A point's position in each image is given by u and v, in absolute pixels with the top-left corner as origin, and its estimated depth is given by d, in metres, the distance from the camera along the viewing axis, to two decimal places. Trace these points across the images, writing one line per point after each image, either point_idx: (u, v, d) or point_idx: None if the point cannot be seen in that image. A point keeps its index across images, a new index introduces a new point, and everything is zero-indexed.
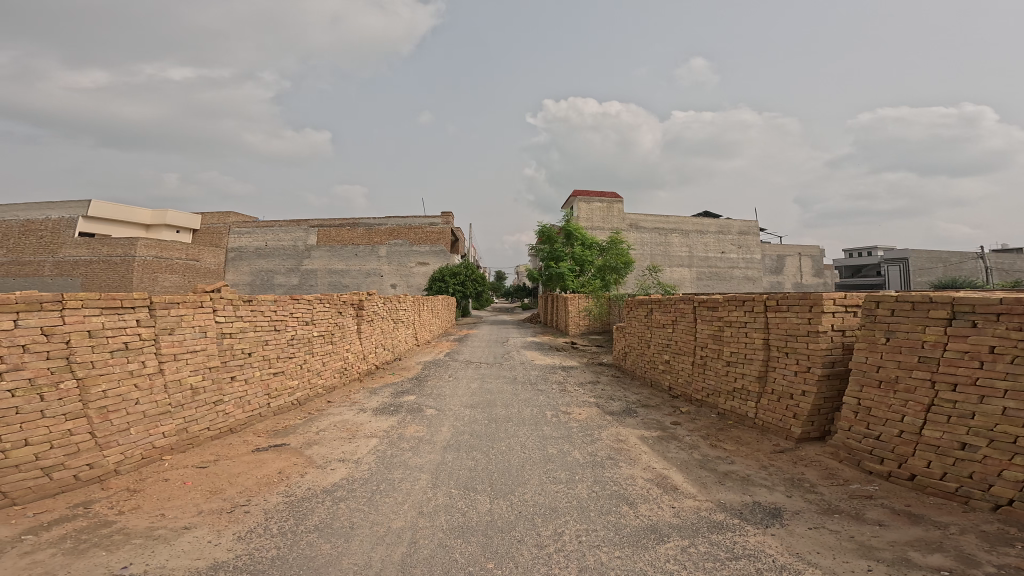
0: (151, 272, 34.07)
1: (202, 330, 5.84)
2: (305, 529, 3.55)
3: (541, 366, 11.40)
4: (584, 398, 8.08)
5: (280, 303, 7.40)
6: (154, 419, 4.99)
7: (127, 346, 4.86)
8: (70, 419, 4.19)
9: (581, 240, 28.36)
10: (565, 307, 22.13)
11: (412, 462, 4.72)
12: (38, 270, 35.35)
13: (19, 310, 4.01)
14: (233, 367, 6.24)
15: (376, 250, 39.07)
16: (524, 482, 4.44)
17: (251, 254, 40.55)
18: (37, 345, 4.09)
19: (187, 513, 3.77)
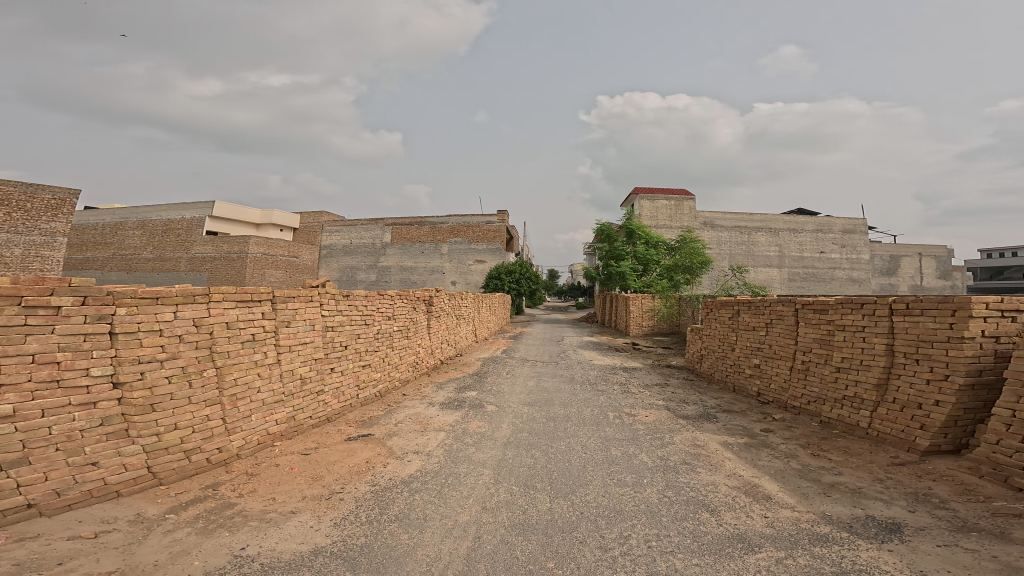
0: (261, 269, 36.29)
1: (312, 323, 6.17)
2: (388, 518, 3.69)
3: (604, 367, 11.25)
4: (649, 400, 7.92)
5: (370, 298, 7.66)
6: (270, 407, 5.34)
7: (255, 338, 5.26)
8: (208, 406, 4.60)
9: (643, 240, 27.81)
10: (625, 309, 21.86)
11: (474, 457, 4.75)
12: (176, 266, 38.55)
13: (178, 302, 4.47)
14: (333, 359, 6.54)
15: (440, 247, 39.90)
16: (586, 483, 4.41)
17: (340, 252, 42.28)
18: (190, 335, 4.54)
19: (293, 498, 3.98)
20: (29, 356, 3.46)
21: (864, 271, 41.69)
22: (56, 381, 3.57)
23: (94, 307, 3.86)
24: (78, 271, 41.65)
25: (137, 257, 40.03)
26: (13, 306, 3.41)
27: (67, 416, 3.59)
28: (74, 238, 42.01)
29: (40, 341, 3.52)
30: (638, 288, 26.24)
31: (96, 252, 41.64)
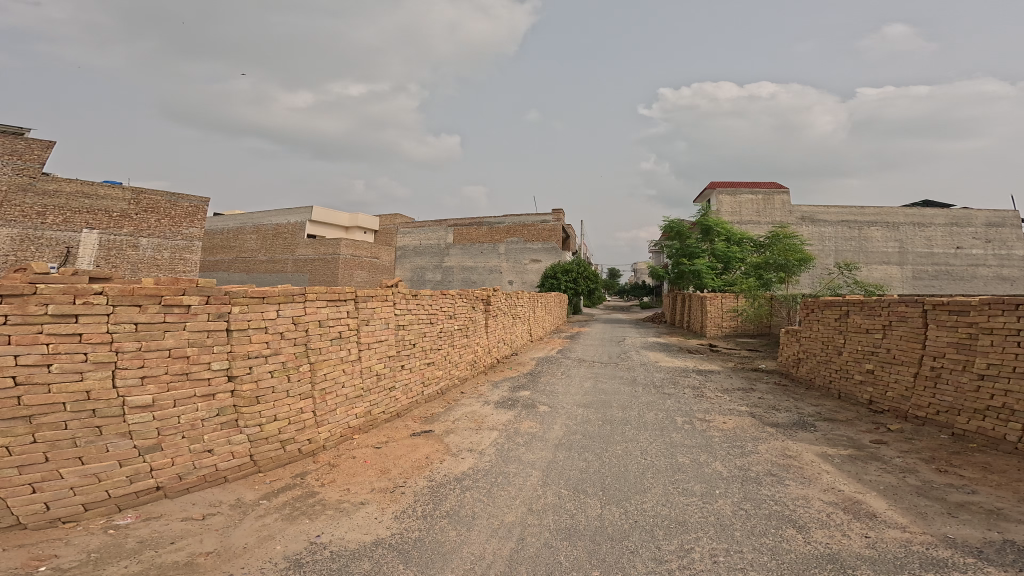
0: (349, 268, 39.50)
1: (386, 322, 6.45)
2: (438, 514, 3.76)
3: (671, 369, 10.73)
4: (722, 405, 7.42)
5: (435, 297, 7.90)
6: (352, 402, 5.65)
7: (341, 336, 5.59)
8: (302, 400, 4.95)
9: (724, 236, 26.40)
10: (700, 309, 20.80)
11: (524, 458, 4.73)
12: (283, 267, 42.47)
13: (280, 301, 4.84)
14: (404, 356, 6.82)
15: (497, 248, 40.42)
16: (641, 491, 4.20)
17: (411, 255, 43.62)
18: (290, 332, 4.91)
19: (363, 489, 4.17)
20: (164, 350, 3.91)
21: (1018, 270, 35.88)
22: (183, 374, 4.02)
23: (214, 305, 4.27)
24: (208, 274, 47.14)
25: (253, 258, 44.55)
26: (154, 306, 3.87)
27: (190, 407, 4.04)
28: (207, 240, 47.75)
29: (173, 337, 3.97)
30: (716, 287, 24.77)
31: (215, 256, 47.05)
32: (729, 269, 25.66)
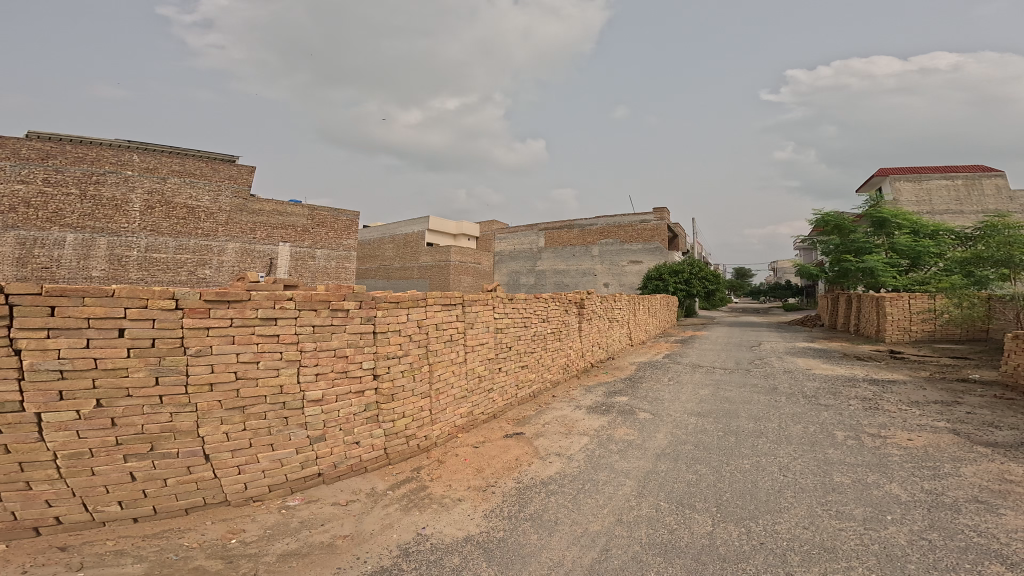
0: (456, 273, 42.10)
1: (487, 326, 6.60)
2: (522, 516, 3.73)
3: (831, 378, 9.08)
4: (886, 421, 6.00)
5: (529, 301, 7.82)
6: (457, 402, 5.86)
7: (453, 338, 5.90)
8: (422, 398, 5.30)
9: (907, 228, 22.10)
10: (874, 314, 17.51)
11: (617, 466, 4.46)
12: (410, 272, 45.60)
13: (409, 304, 5.25)
14: (501, 359, 6.87)
15: (590, 249, 39.06)
16: (777, 510, 3.60)
17: (509, 258, 44.71)
18: (416, 334, 5.31)
19: (461, 485, 4.29)
20: (331, 350, 4.50)
21: None
22: (341, 373, 4.55)
23: (366, 309, 4.77)
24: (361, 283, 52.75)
25: (389, 266, 48.09)
26: (325, 310, 4.45)
27: (344, 402, 4.57)
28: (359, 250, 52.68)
29: (337, 338, 4.54)
30: (897, 287, 20.77)
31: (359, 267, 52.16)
32: (918, 267, 21.41)
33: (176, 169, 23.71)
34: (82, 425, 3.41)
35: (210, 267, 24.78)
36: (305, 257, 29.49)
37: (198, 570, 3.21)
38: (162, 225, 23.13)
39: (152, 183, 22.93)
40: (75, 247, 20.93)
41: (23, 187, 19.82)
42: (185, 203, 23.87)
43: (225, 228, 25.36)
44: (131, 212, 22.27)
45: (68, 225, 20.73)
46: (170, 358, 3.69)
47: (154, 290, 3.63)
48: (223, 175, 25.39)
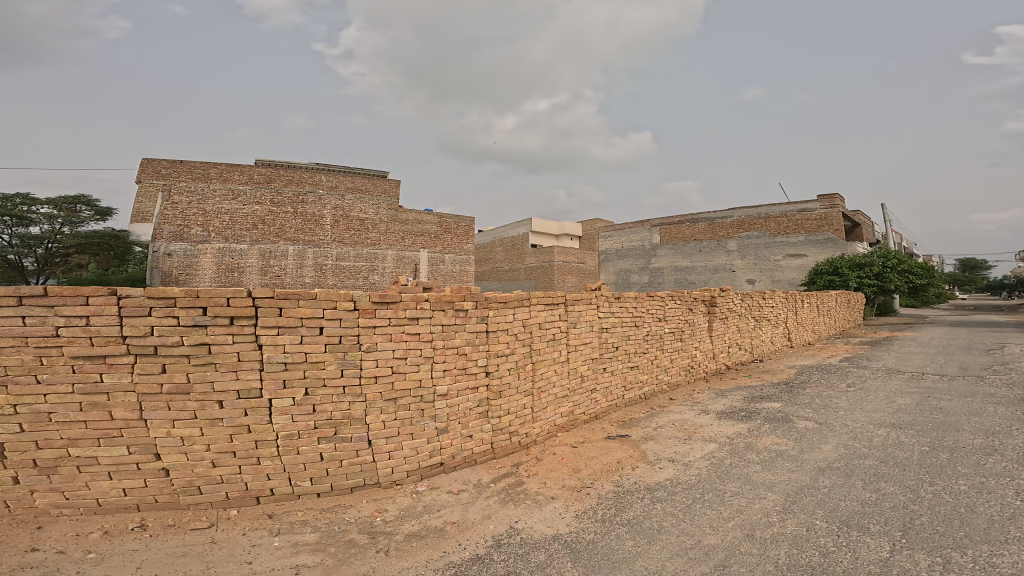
0: (563, 275, 34.75)
1: (591, 325, 6.20)
2: (619, 520, 3.67)
3: None
4: None
5: (641, 299, 6.96)
6: (558, 400, 5.73)
7: (555, 338, 5.76)
8: (524, 397, 5.35)
9: None
10: None
11: (756, 478, 4.04)
12: (512, 271, 39.27)
13: (514, 304, 5.34)
14: (606, 359, 6.38)
15: (725, 244, 28.15)
16: (998, 542, 2.72)
17: (615, 256, 35.03)
18: (522, 334, 5.38)
19: (554, 485, 4.26)
20: (455, 347, 4.88)
21: None
22: (460, 369, 4.88)
23: (480, 309, 5.05)
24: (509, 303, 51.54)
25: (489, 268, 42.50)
26: (450, 310, 4.86)
27: (462, 397, 4.89)
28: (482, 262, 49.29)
29: (459, 336, 4.91)
30: None
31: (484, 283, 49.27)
32: None
33: (335, 184, 25.09)
34: (294, 410, 4.23)
35: (379, 273, 26.01)
36: (439, 261, 28.65)
37: (352, 543, 3.71)
38: (340, 237, 25.07)
39: (336, 199, 25.10)
40: (295, 259, 23.98)
41: (258, 208, 23.44)
42: (353, 215, 25.45)
43: (384, 237, 26.34)
44: (326, 228, 24.73)
45: (289, 239, 23.90)
46: (351, 353, 4.39)
47: (340, 294, 4.38)
48: (382, 188, 26.28)
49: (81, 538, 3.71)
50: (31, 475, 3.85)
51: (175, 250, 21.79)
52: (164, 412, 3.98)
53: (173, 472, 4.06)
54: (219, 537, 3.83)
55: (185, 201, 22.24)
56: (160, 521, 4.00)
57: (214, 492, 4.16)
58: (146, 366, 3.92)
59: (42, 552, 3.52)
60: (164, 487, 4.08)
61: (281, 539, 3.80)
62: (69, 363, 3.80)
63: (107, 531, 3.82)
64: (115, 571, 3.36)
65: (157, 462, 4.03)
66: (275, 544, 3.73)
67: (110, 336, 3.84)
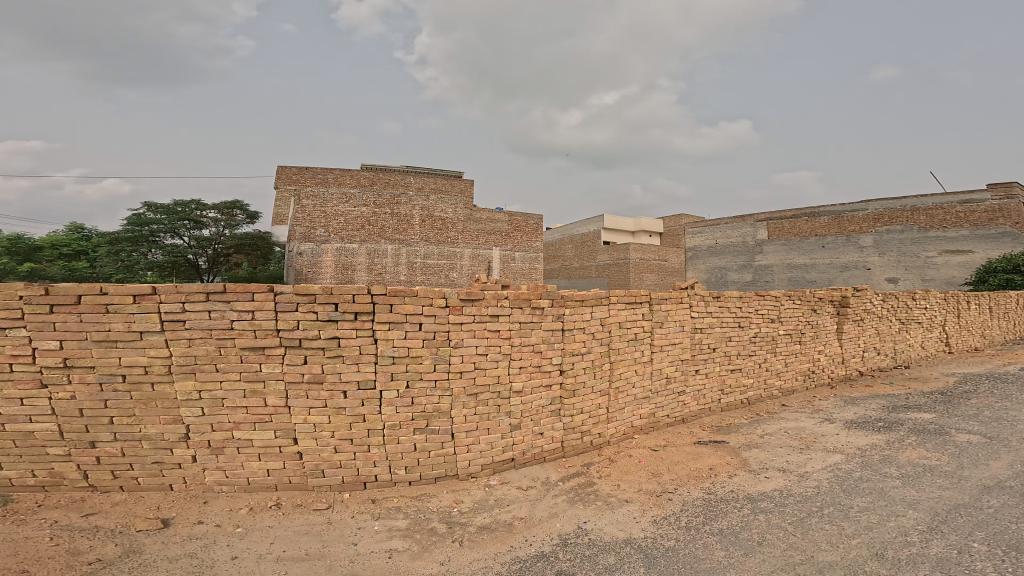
0: (641, 271, 31.21)
1: (681, 325, 5.88)
2: (707, 529, 3.44)
3: None
4: None
5: (746, 299, 6.40)
6: (639, 402, 5.54)
7: (638, 337, 5.54)
8: (601, 396, 5.22)
9: None
10: None
11: (895, 494, 3.36)
12: (586, 270, 35.95)
13: (592, 303, 5.21)
14: (699, 360, 6.03)
15: (855, 238, 23.86)
16: None
17: (707, 253, 31.38)
18: (600, 332, 5.25)
19: (630, 487, 4.11)
20: (530, 345, 4.86)
21: None
22: (535, 367, 4.86)
23: (557, 307, 5.01)
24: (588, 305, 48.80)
25: (567, 267, 38.41)
26: (527, 308, 4.88)
27: (536, 394, 4.87)
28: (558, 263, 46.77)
29: (536, 334, 4.90)
30: None
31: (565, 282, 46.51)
32: None
33: (420, 185, 24.22)
34: (398, 402, 4.46)
35: (457, 271, 24.81)
36: (509, 258, 26.81)
37: (433, 532, 3.85)
38: (428, 236, 24.33)
39: (423, 200, 24.29)
40: (396, 257, 23.67)
41: (365, 208, 23.35)
42: (434, 215, 24.51)
43: (463, 235, 25.10)
44: (414, 227, 24.03)
45: (390, 240, 23.60)
46: (443, 348, 4.56)
47: (433, 291, 4.56)
48: (458, 187, 25.01)
49: (232, 513, 4.22)
50: (205, 454, 4.41)
51: (306, 250, 22.40)
52: (305, 400, 4.40)
53: (306, 455, 4.43)
54: (334, 518, 4.14)
55: (310, 206, 22.61)
56: (289, 501, 4.38)
57: (333, 476, 4.46)
58: (292, 357, 4.36)
59: (205, 525, 4.07)
60: (298, 468, 4.46)
61: (378, 523, 4.03)
62: (238, 354, 4.31)
63: (253, 507, 4.30)
64: (255, 546, 3.80)
65: (293, 446, 4.43)
66: (374, 528, 3.96)
67: (266, 329, 4.30)
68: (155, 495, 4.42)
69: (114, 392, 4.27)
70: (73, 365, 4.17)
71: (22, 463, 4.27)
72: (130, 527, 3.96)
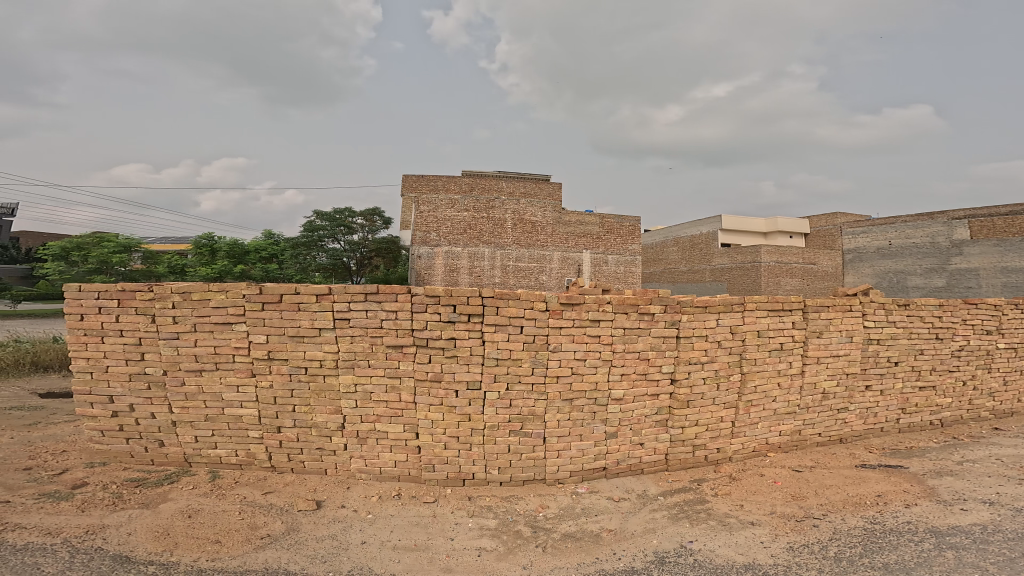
0: (776, 276, 26.16)
1: (850, 336, 5.43)
2: (865, 563, 2.86)
3: None
4: None
5: (949, 307, 5.95)
6: (779, 418, 5.24)
7: (783, 347, 5.16)
8: (726, 408, 5.00)
9: None
10: None
11: None
12: (701, 276, 30.59)
13: (720, 310, 4.89)
14: (872, 376, 5.63)
15: None
16: None
17: (876, 256, 25.88)
18: (727, 341, 4.94)
19: (760, 509, 3.63)
20: (636, 352, 4.70)
21: None
22: (640, 375, 4.72)
23: (670, 313, 4.75)
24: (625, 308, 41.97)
25: (674, 270, 33.32)
26: (634, 313, 4.66)
27: (639, 403, 4.73)
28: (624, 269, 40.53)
29: (643, 341, 4.71)
30: None
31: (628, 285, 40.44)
32: None
33: (512, 189, 21.64)
34: (499, 403, 4.48)
35: (547, 274, 21.82)
36: (601, 261, 22.57)
37: (519, 534, 3.75)
38: (519, 240, 21.66)
39: (513, 204, 21.59)
40: (492, 260, 21.41)
41: (467, 214, 21.27)
42: (525, 219, 21.73)
43: (552, 237, 21.97)
44: (507, 231, 21.50)
45: (488, 241, 21.33)
46: (542, 352, 4.50)
47: (533, 293, 4.48)
48: (548, 190, 21.84)
49: (366, 500, 4.46)
50: (353, 443, 4.72)
51: (421, 253, 21.10)
52: (427, 397, 4.53)
53: (423, 450, 4.57)
54: (438, 512, 4.19)
55: (423, 212, 21.27)
56: (407, 492, 4.53)
57: (440, 471, 4.57)
58: (420, 356, 4.51)
59: (346, 509, 4.34)
60: (416, 462, 4.62)
61: (472, 521, 4.03)
62: (384, 351, 4.54)
63: (382, 496, 4.50)
64: (377, 533, 3.97)
65: (414, 440, 4.60)
66: (468, 525, 3.94)
67: (403, 329, 4.49)
68: (313, 478, 4.83)
69: (298, 382, 4.69)
70: (272, 357, 4.67)
71: (231, 443, 4.92)
72: (294, 507, 4.37)
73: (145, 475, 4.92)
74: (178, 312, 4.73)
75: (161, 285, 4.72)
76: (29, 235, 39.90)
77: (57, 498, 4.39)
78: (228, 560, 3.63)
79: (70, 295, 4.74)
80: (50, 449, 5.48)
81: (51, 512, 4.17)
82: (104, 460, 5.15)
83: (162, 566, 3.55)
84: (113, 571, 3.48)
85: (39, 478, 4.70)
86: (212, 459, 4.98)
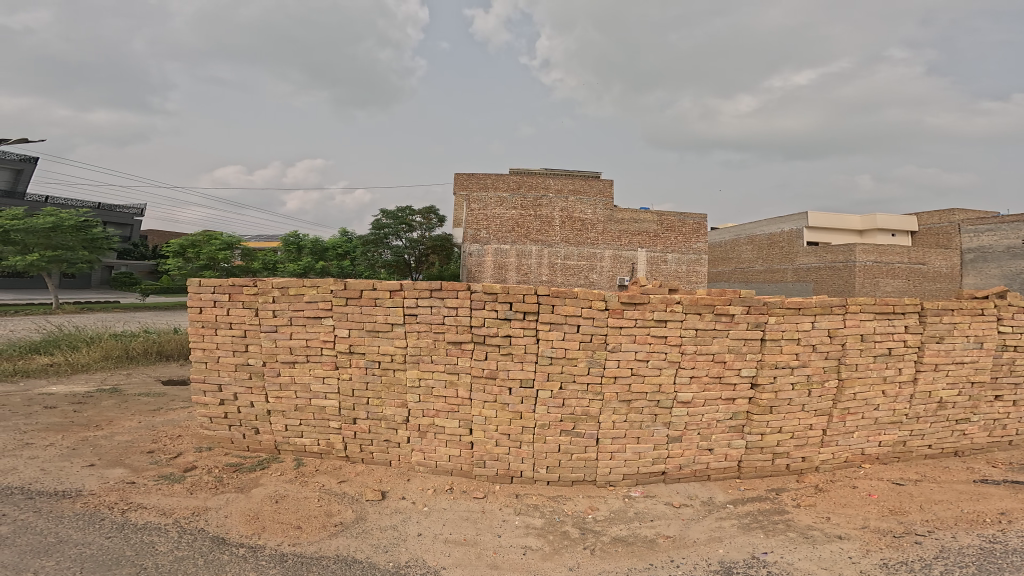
0: (873, 276, 23.82)
1: (978, 341, 5.00)
2: None
3: None
4: None
5: None
6: (881, 428, 4.89)
7: (891, 353, 4.76)
8: (816, 416, 4.68)
9: None
10: None
11: None
12: (782, 277, 28.14)
13: (816, 313, 4.55)
14: (1003, 385, 5.24)
15: None
16: None
17: (1006, 255, 23.49)
18: (822, 345, 4.59)
19: (850, 524, 3.72)
20: (709, 354, 4.46)
21: None
22: (713, 378, 4.50)
23: (753, 315, 4.45)
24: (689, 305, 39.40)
25: (749, 269, 30.91)
26: (708, 314, 4.41)
27: (710, 407, 4.54)
28: None
29: (718, 342, 4.46)
30: None
31: None
32: None
33: (560, 186, 21.34)
34: (551, 402, 4.46)
35: (598, 272, 21.36)
36: (659, 261, 21.96)
37: (567, 535, 3.71)
38: (568, 238, 21.44)
39: (561, 201, 21.32)
40: (540, 258, 21.30)
41: (518, 212, 21.27)
42: (574, 216, 21.41)
43: (603, 236, 21.52)
44: (555, 228, 21.31)
45: (539, 240, 21.26)
46: (599, 351, 4.38)
47: (592, 292, 4.33)
48: (599, 186, 21.36)
49: (423, 492, 4.52)
50: (415, 436, 4.85)
51: (474, 251, 21.37)
52: (483, 393, 4.58)
53: (477, 446, 4.64)
54: (488, 508, 4.20)
55: (474, 210, 21.40)
56: (459, 486, 4.60)
57: (491, 467, 4.63)
58: (478, 352, 4.55)
59: (406, 500, 4.40)
60: (469, 457, 4.69)
61: (518, 519, 4.00)
62: (446, 347, 4.65)
63: (437, 489, 4.56)
64: (432, 526, 3.96)
65: (468, 435, 4.67)
66: (515, 522, 3.93)
67: (464, 325, 4.56)
68: (379, 469, 5.00)
69: (372, 375, 4.92)
70: (353, 351, 4.94)
71: (314, 432, 5.22)
72: (362, 497, 4.48)
73: (242, 460, 5.31)
74: (277, 306, 5.11)
75: (263, 281, 5.15)
76: (156, 235, 46.47)
77: (171, 480, 4.81)
78: (307, 544, 3.73)
79: (191, 289, 5.32)
80: (168, 434, 6.11)
81: (167, 493, 4.55)
82: (211, 445, 5.64)
83: (251, 549, 3.69)
84: (210, 551, 3.65)
85: (158, 462, 5.20)
86: (297, 447, 5.33)
